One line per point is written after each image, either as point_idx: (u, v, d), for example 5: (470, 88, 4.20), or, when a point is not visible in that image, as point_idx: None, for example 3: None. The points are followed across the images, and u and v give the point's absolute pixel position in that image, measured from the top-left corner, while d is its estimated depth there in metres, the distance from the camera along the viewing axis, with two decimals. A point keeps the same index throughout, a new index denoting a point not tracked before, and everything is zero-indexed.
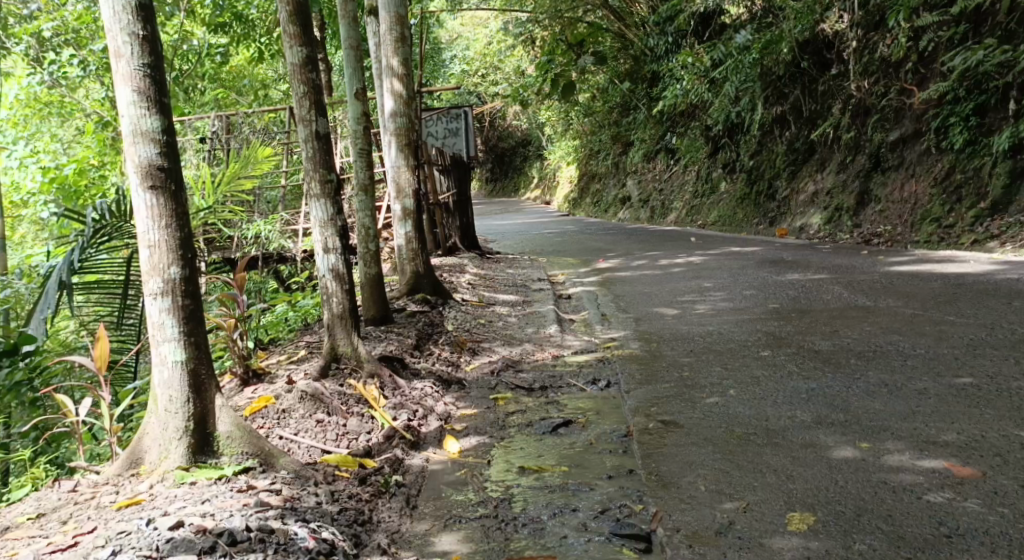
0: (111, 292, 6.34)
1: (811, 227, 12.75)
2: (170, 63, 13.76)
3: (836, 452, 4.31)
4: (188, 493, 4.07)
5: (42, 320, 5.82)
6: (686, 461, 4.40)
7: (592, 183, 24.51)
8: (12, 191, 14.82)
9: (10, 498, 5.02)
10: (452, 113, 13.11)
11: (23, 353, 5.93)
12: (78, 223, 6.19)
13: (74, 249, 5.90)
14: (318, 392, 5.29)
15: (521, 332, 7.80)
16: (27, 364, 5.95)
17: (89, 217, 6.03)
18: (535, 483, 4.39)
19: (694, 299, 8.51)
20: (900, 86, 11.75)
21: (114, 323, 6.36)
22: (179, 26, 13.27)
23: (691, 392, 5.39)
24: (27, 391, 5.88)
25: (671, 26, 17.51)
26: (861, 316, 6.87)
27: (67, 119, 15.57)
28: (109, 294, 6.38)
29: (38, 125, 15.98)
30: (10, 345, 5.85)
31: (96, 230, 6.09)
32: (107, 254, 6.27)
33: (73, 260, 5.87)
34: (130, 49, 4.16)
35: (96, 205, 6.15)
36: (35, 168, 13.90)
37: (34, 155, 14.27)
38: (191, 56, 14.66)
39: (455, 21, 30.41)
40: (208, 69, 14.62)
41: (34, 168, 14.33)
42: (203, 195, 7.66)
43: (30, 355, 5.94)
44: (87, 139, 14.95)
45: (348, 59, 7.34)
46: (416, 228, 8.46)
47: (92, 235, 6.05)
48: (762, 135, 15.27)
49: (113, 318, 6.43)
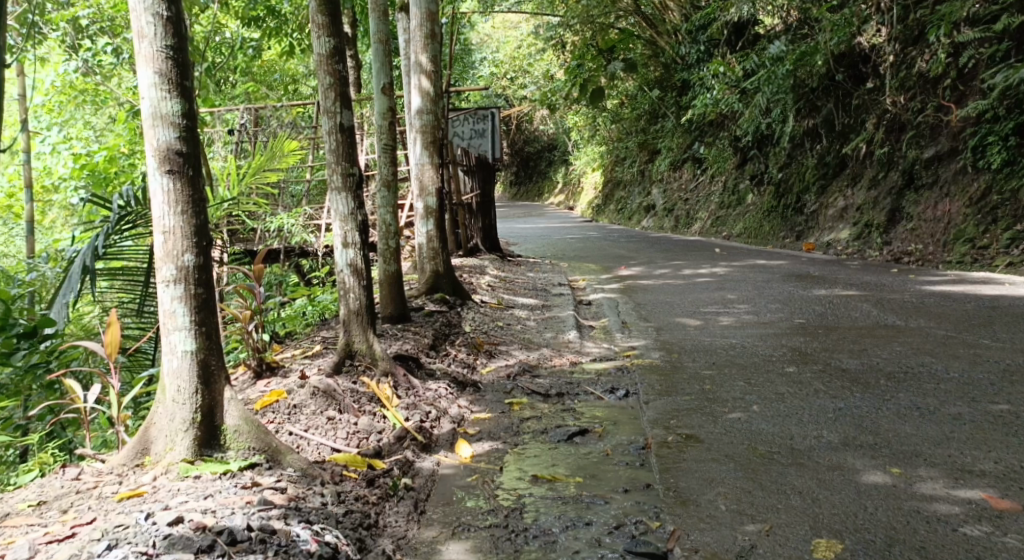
0: (134, 280, 6.25)
1: (838, 243, 12.57)
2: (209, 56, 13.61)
3: (866, 477, 4.14)
4: (191, 487, 3.97)
5: (64, 304, 5.74)
6: (706, 478, 4.25)
7: (616, 190, 24.37)
8: (44, 175, 14.92)
9: (16, 483, 4.96)
10: (480, 114, 12.91)
11: (42, 336, 5.90)
12: (105, 210, 6.13)
13: (98, 235, 5.83)
14: (330, 389, 5.19)
15: (539, 336, 7.66)
16: (47, 346, 5.90)
17: (114, 204, 5.96)
18: (549, 493, 4.26)
19: (717, 311, 8.35)
20: (938, 103, 11.56)
21: (136, 311, 6.26)
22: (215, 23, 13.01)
23: (713, 406, 5.24)
24: (44, 373, 5.81)
25: (704, 34, 17.45)
26: (892, 335, 6.69)
27: (100, 107, 15.66)
28: (133, 282, 6.27)
29: (73, 112, 16.08)
30: (30, 327, 5.83)
31: (121, 217, 6.03)
32: (132, 242, 6.17)
33: (98, 246, 5.82)
34: (153, 30, 4.08)
35: (122, 191, 6.08)
36: (68, 154, 13.98)
37: (67, 142, 14.36)
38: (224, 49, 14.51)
39: (486, 24, 30.41)
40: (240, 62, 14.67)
41: (67, 152, 14.45)
42: (228, 185, 7.60)
43: (49, 338, 5.90)
44: (118, 125, 15.06)
45: (377, 53, 7.20)
46: (438, 227, 8.35)
47: (116, 222, 5.98)
48: (792, 147, 15.07)
49: (134, 305, 6.32)
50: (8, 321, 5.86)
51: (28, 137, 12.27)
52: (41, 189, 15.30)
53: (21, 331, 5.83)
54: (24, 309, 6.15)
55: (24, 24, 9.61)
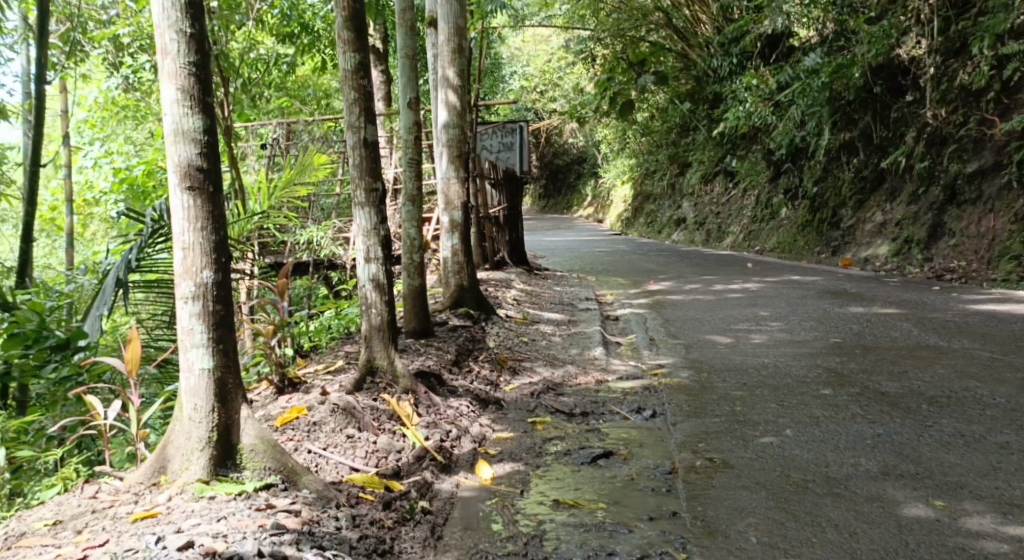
0: (168, 293, 6.15)
1: (877, 258, 12.33)
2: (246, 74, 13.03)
3: (906, 510, 3.96)
4: (205, 509, 3.87)
5: (98, 317, 5.55)
6: (736, 507, 4.08)
7: (646, 203, 24.19)
8: (86, 189, 15.08)
9: (39, 498, 4.75)
10: (508, 127, 12.70)
11: (76, 349, 5.57)
12: (139, 224, 6.04)
13: (132, 248, 5.72)
14: (350, 406, 5.07)
15: (565, 353, 7.52)
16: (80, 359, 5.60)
17: (148, 216, 5.85)
18: (570, 520, 4.11)
19: (749, 328, 8.16)
20: (981, 116, 11.31)
21: (170, 324, 6.17)
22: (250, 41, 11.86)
23: (743, 429, 5.06)
24: (75, 386, 5.59)
25: (736, 47, 16.99)
26: (933, 357, 6.47)
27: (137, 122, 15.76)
28: (168, 295, 6.19)
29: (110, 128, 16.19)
30: (63, 339, 5.50)
31: (154, 230, 5.92)
32: (166, 254, 6.10)
33: (131, 259, 5.70)
34: (176, 47, 4.00)
35: (156, 205, 5.98)
36: (108, 170, 14.08)
37: (107, 156, 14.49)
38: (259, 66, 13.43)
39: (517, 37, 30.35)
40: (275, 79, 14.72)
41: (107, 167, 14.58)
42: (259, 199, 7.53)
43: (83, 351, 5.59)
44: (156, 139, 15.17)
45: (404, 68, 7.10)
46: (463, 240, 8.23)
47: (150, 235, 5.87)
48: (827, 161, 14.83)
49: (168, 318, 6.23)
50: (43, 333, 5.53)
51: (68, 152, 12.33)
52: (82, 203, 15.46)
53: (55, 343, 5.51)
54: (61, 320, 5.87)
55: (64, 41, 9.65)
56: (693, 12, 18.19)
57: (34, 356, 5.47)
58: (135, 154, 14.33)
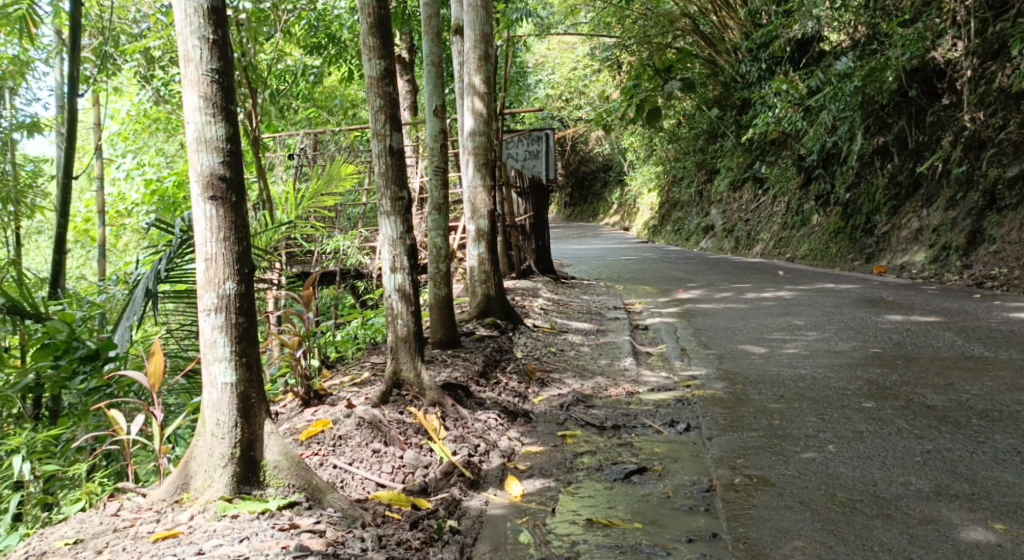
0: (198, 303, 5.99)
1: (913, 266, 12.07)
2: (275, 86, 13.06)
3: (965, 534, 3.76)
4: (229, 529, 3.76)
5: (127, 328, 5.38)
6: (780, 529, 3.91)
7: (673, 211, 24.01)
8: (118, 201, 15.14)
9: (64, 514, 4.57)
10: (534, 135, 12.50)
11: (105, 359, 5.46)
12: (169, 234, 5.83)
13: (161, 259, 5.51)
14: (376, 419, 4.94)
15: (594, 363, 7.35)
16: (110, 370, 5.47)
17: (177, 226, 5.63)
18: (605, 542, 3.95)
19: (784, 337, 7.96)
20: (1021, 120, 11.04)
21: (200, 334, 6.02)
22: (278, 50, 10.96)
23: (783, 444, 4.88)
24: (103, 397, 5.46)
25: (765, 52, 16.79)
26: (979, 369, 6.26)
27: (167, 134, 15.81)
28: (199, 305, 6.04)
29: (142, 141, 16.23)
30: (91, 350, 5.39)
31: (184, 241, 5.68)
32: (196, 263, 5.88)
33: (160, 271, 5.49)
34: (199, 53, 3.89)
35: (185, 214, 5.76)
36: (140, 183, 14.13)
37: (141, 168, 14.55)
38: (288, 77, 13.42)
39: (542, 46, 30.30)
40: (303, 90, 14.68)
41: (138, 179, 14.62)
42: (286, 209, 7.43)
43: (113, 361, 5.47)
44: (187, 150, 15.18)
45: (429, 75, 6.95)
46: (490, 249, 8.07)
47: (179, 246, 5.65)
48: (860, 167, 14.59)
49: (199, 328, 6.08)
50: (74, 343, 5.44)
51: (100, 165, 12.34)
52: (114, 214, 15.53)
53: (85, 354, 5.40)
54: (92, 330, 5.78)
55: (96, 55, 9.63)
56: (720, 18, 18.04)
57: (64, 367, 5.34)
58: (167, 166, 14.38)
